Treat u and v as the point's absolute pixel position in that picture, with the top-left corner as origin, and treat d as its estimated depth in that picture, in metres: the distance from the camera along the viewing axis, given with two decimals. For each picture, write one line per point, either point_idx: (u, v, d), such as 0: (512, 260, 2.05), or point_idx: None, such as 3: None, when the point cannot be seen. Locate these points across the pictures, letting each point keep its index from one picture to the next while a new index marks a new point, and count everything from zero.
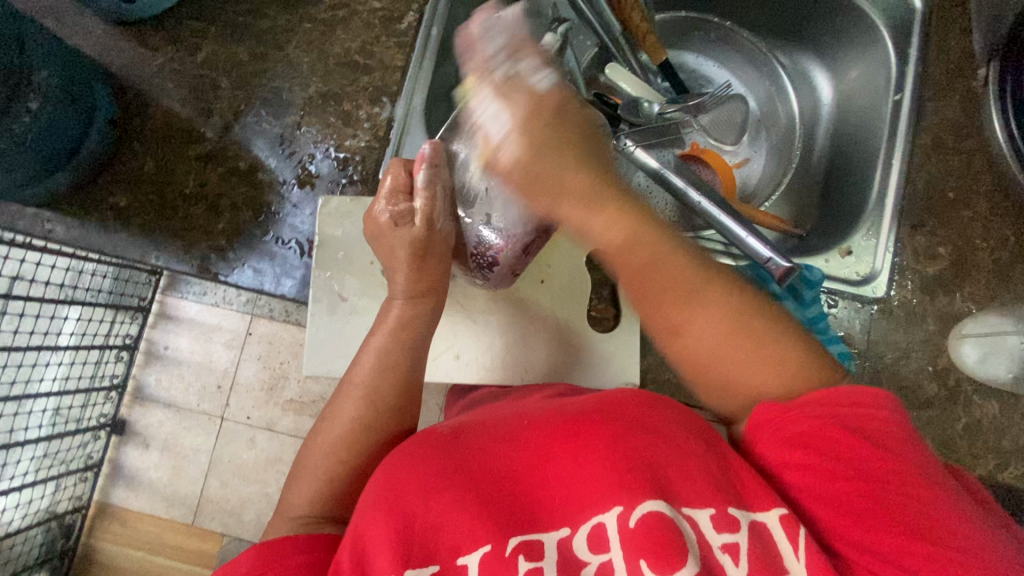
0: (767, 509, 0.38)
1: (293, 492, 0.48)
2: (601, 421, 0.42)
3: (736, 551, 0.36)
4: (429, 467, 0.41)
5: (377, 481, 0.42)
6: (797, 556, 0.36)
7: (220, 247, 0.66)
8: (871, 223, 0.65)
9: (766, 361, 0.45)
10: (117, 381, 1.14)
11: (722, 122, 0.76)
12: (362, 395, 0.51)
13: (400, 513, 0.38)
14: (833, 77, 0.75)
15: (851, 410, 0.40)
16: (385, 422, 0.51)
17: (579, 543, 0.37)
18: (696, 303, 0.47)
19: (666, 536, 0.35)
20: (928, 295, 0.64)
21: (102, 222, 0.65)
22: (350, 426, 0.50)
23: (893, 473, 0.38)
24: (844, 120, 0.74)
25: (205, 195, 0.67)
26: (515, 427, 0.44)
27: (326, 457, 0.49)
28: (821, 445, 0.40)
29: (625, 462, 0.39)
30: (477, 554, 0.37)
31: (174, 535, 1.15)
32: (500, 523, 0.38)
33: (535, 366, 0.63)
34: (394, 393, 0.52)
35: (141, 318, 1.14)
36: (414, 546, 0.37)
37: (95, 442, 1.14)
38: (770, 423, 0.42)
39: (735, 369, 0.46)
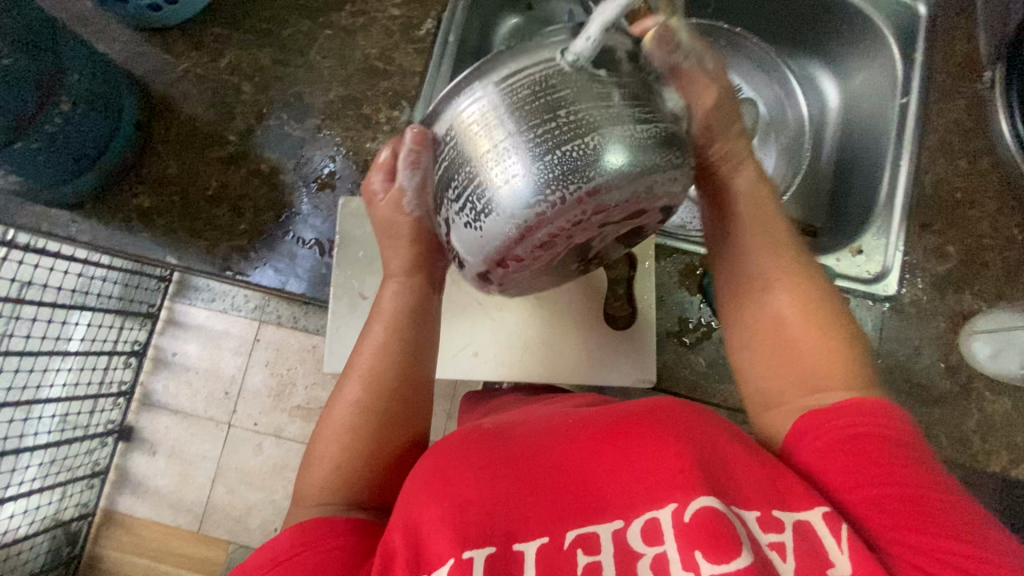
0: (810, 508, 0.40)
1: (308, 479, 0.49)
2: (644, 422, 0.44)
3: (782, 549, 0.37)
4: (477, 460, 0.44)
5: (427, 473, 0.44)
6: (839, 548, 0.38)
7: (242, 247, 0.67)
8: (879, 224, 0.67)
9: (831, 344, 0.49)
10: (125, 387, 1.15)
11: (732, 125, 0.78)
12: (362, 382, 0.52)
13: (451, 501, 0.41)
14: (840, 82, 0.77)
15: (879, 420, 0.43)
16: (385, 409, 0.52)
17: (634, 535, 0.38)
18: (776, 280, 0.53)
19: (717, 527, 0.37)
20: (938, 293, 0.65)
21: (127, 222, 0.67)
22: (351, 414, 0.51)
23: (918, 476, 0.40)
24: (852, 123, 0.75)
25: (228, 196, 0.68)
26: (558, 425, 0.46)
27: (331, 449, 0.50)
28: (850, 450, 0.42)
29: (677, 462, 0.40)
30: (533, 543, 0.39)
31: (179, 542, 1.14)
32: (556, 517, 0.40)
33: (552, 364, 0.63)
34: (392, 380, 0.53)
35: (150, 324, 1.15)
36: (468, 530, 0.39)
37: (102, 449, 1.14)
38: (807, 431, 0.45)
39: (792, 343, 0.51)
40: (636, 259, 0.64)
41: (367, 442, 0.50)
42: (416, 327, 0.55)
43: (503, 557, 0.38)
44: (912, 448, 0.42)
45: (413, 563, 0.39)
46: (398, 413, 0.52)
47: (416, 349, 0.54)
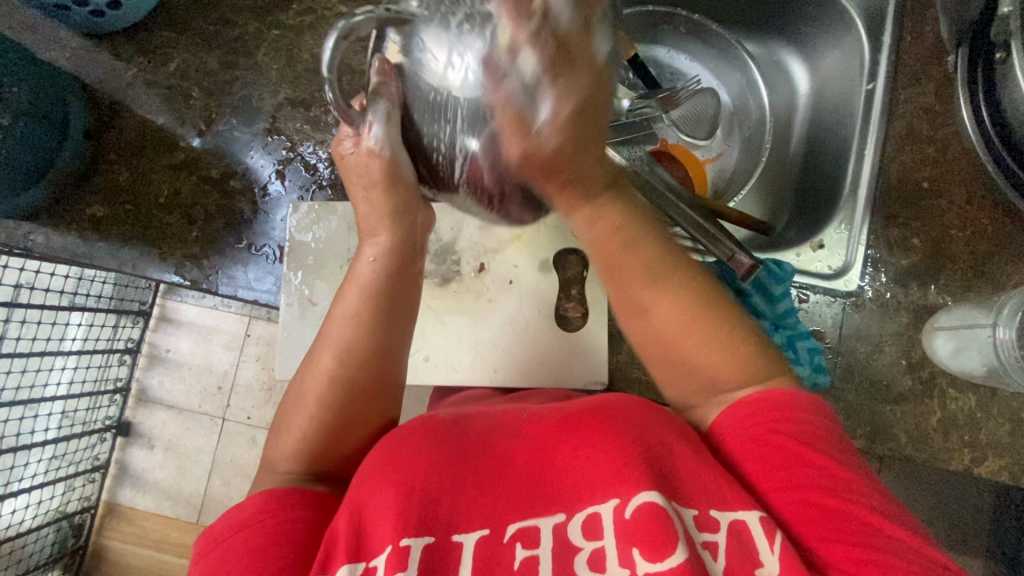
0: (746, 508, 0.39)
1: (280, 450, 0.47)
2: (599, 418, 0.44)
3: (715, 549, 0.38)
4: (433, 444, 0.43)
5: (375, 458, 0.43)
6: (770, 549, 0.37)
7: (195, 254, 0.67)
8: (843, 217, 0.65)
9: (721, 352, 0.46)
10: (121, 384, 1.19)
11: (691, 118, 0.74)
12: (340, 354, 0.48)
13: (401, 485, 0.40)
14: (810, 68, 0.74)
15: (798, 416, 0.43)
16: (370, 379, 0.49)
17: (573, 529, 0.39)
18: (674, 301, 0.47)
19: (656, 525, 0.36)
20: (902, 287, 0.64)
21: (81, 232, 0.67)
22: (329, 382, 0.48)
23: (837, 478, 0.40)
24: (821, 112, 0.73)
25: (179, 203, 0.68)
26: (508, 420, 0.47)
27: (306, 417, 0.47)
28: (776, 444, 0.42)
29: (622, 457, 0.41)
30: (473, 534, 0.39)
31: (178, 533, 1.18)
32: (498, 512, 0.40)
33: (506, 366, 0.63)
34: (375, 348, 0.49)
35: (142, 322, 1.19)
36: (414, 516, 0.38)
37: (102, 444, 1.19)
38: (730, 426, 0.44)
39: (701, 362, 0.46)
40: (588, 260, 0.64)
41: (346, 413, 0.48)
42: (398, 296, 0.51)
43: (442, 547, 0.38)
44: (831, 445, 0.42)
45: (355, 549, 0.37)
46: (379, 387, 0.49)
47: (405, 321, 0.52)
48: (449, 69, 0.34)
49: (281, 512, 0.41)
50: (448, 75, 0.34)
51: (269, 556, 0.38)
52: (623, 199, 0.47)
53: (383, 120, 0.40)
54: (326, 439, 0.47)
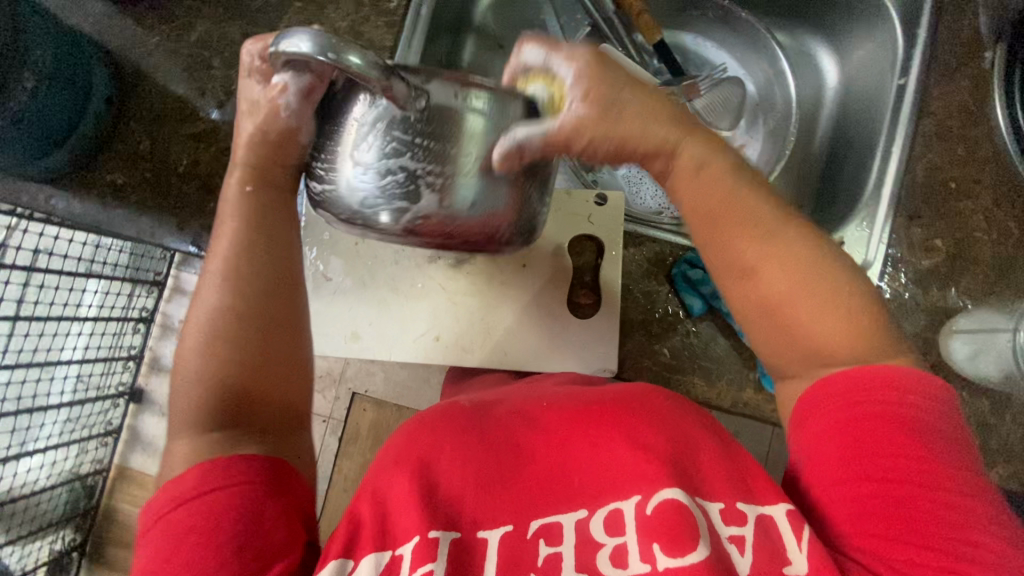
0: (774, 503, 0.40)
1: (177, 419, 0.42)
2: (618, 415, 0.44)
3: (741, 542, 0.38)
4: (454, 440, 0.43)
5: (399, 446, 0.44)
6: (799, 546, 0.37)
7: (212, 225, 0.67)
8: (865, 215, 0.64)
9: (832, 308, 0.42)
10: (135, 351, 1.22)
11: (717, 106, 0.73)
12: (217, 291, 0.45)
13: (427, 482, 0.40)
14: (838, 60, 0.72)
15: (896, 400, 0.39)
16: (254, 304, 0.46)
17: (596, 525, 0.39)
18: (780, 253, 0.43)
19: (679, 520, 0.37)
20: (922, 289, 0.62)
21: (100, 198, 0.67)
22: (209, 322, 0.45)
23: (926, 476, 0.37)
24: (849, 106, 0.71)
25: (198, 173, 0.68)
26: (524, 414, 0.47)
27: (192, 372, 0.43)
28: (861, 431, 0.39)
29: (645, 454, 0.41)
30: (498, 531, 0.39)
31: None
32: (519, 506, 0.40)
33: (516, 350, 0.63)
34: (256, 270, 0.46)
35: (156, 292, 1.19)
36: (437, 512, 0.39)
37: (114, 410, 1.22)
38: (814, 405, 0.41)
39: (802, 321, 0.43)
40: (604, 248, 0.63)
41: (236, 347, 0.44)
42: (275, 214, 0.48)
43: (467, 543, 0.38)
44: (931, 437, 0.38)
45: (381, 540, 0.38)
46: (268, 313, 0.46)
47: (287, 243, 0.49)
48: (354, 161, 0.39)
49: (233, 470, 0.39)
50: (359, 152, 0.39)
51: (227, 518, 0.37)
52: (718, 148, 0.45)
53: (303, 93, 0.41)
54: (217, 382, 0.43)
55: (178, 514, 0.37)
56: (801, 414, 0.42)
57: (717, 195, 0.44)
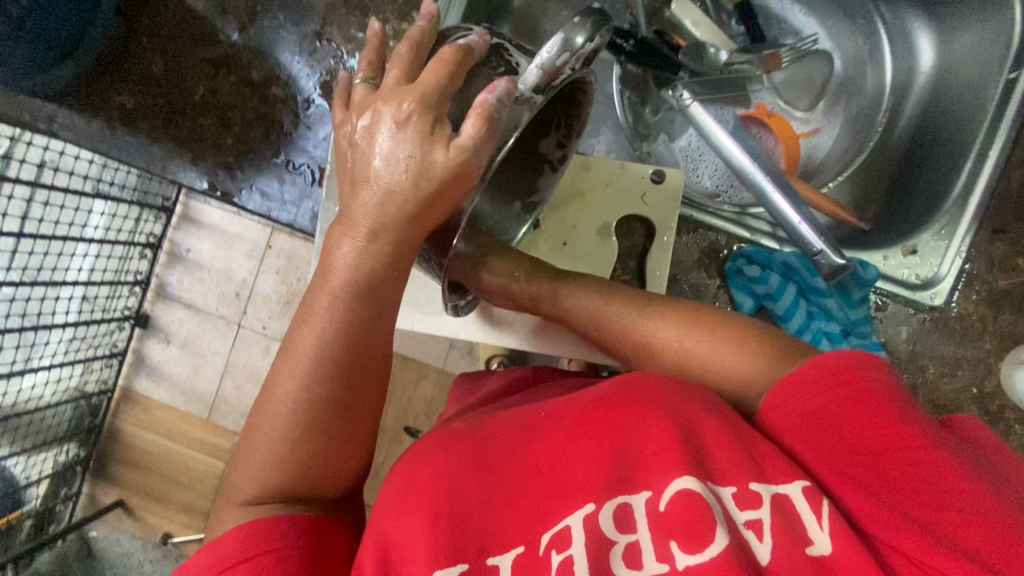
0: (789, 480, 0.35)
1: (240, 477, 0.41)
2: (617, 398, 0.40)
3: (760, 527, 0.33)
4: (450, 463, 0.41)
5: (394, 486, 0.42)
6: (821, 525, 0.33)
7: (228, 164, 0.62)
8: (944, 225, 0.58)
9: (724, 346, 0.44)
10: (141, 277, 1.21)
11: (795, 83, 0.65)
12: (304, 377, 0.40)
13: (424, 513, 0.37)
14: (940, 41, 0.61)
15: (854, 377, 0.36)
16: (340, 398, 0.41)
17: (605, 521, 0.35)
18: (656, 332, 0.48)
19: (693, 514, 0.33)
20: (992, 311, 0.58)
21: (108, 122, 0.61)
22: (294, 407, 0.40)
23: (895, 440, 0.34)
24: (944, 99, 0.61)
25: (215, 104, 0.62)
26: (525, 422, 0.44)
27: (265, 446, 0.40)
28: (816, 419, 0.37)
29: (649, 445, 0.37)
30: (508, 556, 0.36)
31: (191, 426, 1.24)
32: (529, 522, 0.37)
33: (546, 331, 0.59)
34: (348, 366, 0.41)
35: (165, 218, 1.20)
36: (442, 545, 0.35)
37: (120, 332, 1.23)
38: (776, 409, 0.39)
39: (704, 363, 0.44)
40: (655, 232, 0.59)
41: (322, 439, 0.41)
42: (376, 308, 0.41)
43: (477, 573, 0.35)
44: (893, 403, 0.35)
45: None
46: (353, 409, 0.42)
47: (380, 341, 0.42)
48: None
49: (272, 542, 0.37)
50: None
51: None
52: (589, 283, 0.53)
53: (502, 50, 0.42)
54: (294, 468, 0.40)
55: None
56: (770, 409, 0.39)
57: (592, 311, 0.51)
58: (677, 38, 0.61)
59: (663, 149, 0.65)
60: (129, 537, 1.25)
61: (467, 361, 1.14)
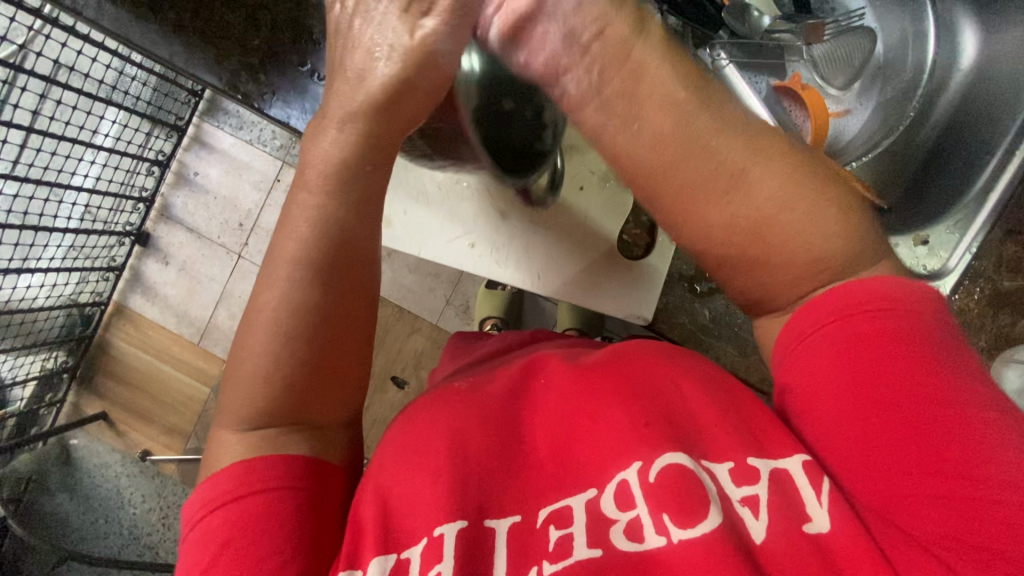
0: (789, 456, 0.37)
1: (228, 405, 0.42)
2: (608, 374, 0.43)
3: (755, 505, 0.36)
4: (451, 420, 0.42)
5: (392, 446, 0.43)
6: (820, 503, 0.35)
7: (252, 66, 0.61)
8: (958, 219, 0.58)
9: (813, 222, 0.37)
10: (146, 194, 1.22)
11: (837, 58, 0.63)
12: (287, 281, 0.41)
13: (428, 469, 0.39)
14: (984, 36, 0.61)
15: (888, 311, 0.35)
16: (323, 303, 0.41)
17: (605, 502, 0.37)
18: (734, 201, 0.37)
19: (685, 488, 0.35)
20: (993, 310, 0.58)
21: (135, 9, 0.60)
22: (281, 307, 0.41)
23: (924, 391, 0.33)
24: (979, 96, 0.61)
25: (246, 3, 0.61)
26: (523, 386, 0.46)
27: (251, 360, 0.41)
28: (850, 353, 0.35)
29: (643, 417, 0.39)
30: (506, 520, 0.38)
31: (180, 349, 1.24)
32: (525, 494, 0.39)
33: (552, 279, 0.59)
34: (330, 269, 0.41)
35: (176, 136, 1.22)
36: (446, 502, 0.37)
37: (119, 247, 1.23)
38: (804, 329, 0.38)
39: (782, 242, 0.38)
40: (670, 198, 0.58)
41: (301, 354, 0.41)
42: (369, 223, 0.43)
43: (477, 532, 0.37)
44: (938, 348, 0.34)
45: (382, 543, 0.36)
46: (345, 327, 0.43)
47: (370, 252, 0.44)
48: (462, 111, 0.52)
49: (268, 481, 0.38)
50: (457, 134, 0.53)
51: (263, 527, 0.37)
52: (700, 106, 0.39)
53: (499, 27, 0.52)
54: (294, 366, 0.41)
55: (216, 521, 0.37)
56: (791, 334, 0.39)
57: (676, 170, 0.38)
58: None
59: None
60: (109, 450, 1.27)
61: (461, 320, 1.15)
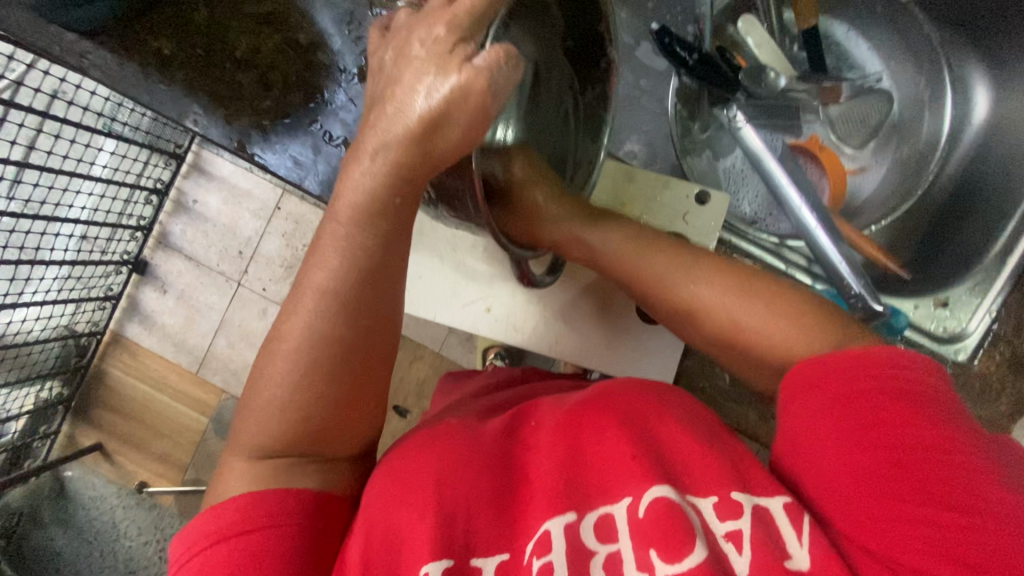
0: (770, 495, 0.35)
1: (244, 430, 0.40)
2: (606, 407, 0.40)
3: (739, 539, 0.33)
4: (441, 454, 0.39)
5: (379, 482, 0.40)
6: (799, 541, 0.33)
7: (262, 125, 0.60)
8: (977, 282, 0.57)
9: (778, 318, 0.41)
10: (143, 223, 1.20)
11: (851, 119, 0.64)
12: (312, 310, 0.39)
13: (416, 503, 0.37)
14: (997, 95, 0.60)
15: (881, 368, 0.35)
16: (348, 339, 0.40)
17: (587, 531, 0.35)
18: (687, 286, 0.46)
19: (672, 521, 0.33)
20: (1013, 373, 0.58)
21: (143, 67, 0.59)
22: (302, 340, 0.39)
23: (920, 444, 0.32)
24: (992, 154, 0.60)
25: (257, 62, 0.60)
26: (513, 424, 0.43)
27: (270, 388, 0.40)
28: (850, 403, 0.35)
29: (630, 449, 0.37)
30: (493, 559, 0.35)
31: (177, 379, 1.22)
32: (513, 530, 0.36)
33: (568, 342, 0.58)
34: (354, 304, 0.39)
35: (175, 165, 1.20)
36: (431, 539, 0.35)
37: (116, 275, 1.21)
38: (803, 381, 0.38)
39: (738, 330, 0.43)
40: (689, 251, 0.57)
41: (330, 390, 0.39)
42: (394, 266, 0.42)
43: (462, 572, 0.34)
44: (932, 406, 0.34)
45: None
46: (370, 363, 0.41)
47: (398, 286, 0.42)
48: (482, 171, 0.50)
49: (276, 516, 0.37)
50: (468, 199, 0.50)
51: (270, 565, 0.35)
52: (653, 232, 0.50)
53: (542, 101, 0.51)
54: (313, 399, 0.39)
55: (209, 558, 0.35)
56: (796, 382, 0.38)
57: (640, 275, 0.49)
58: (737, 58, 0.59)
59: (706, 164, 0.64)
60: (105, 482, 1.24)
61: (464, 348, 1.13)
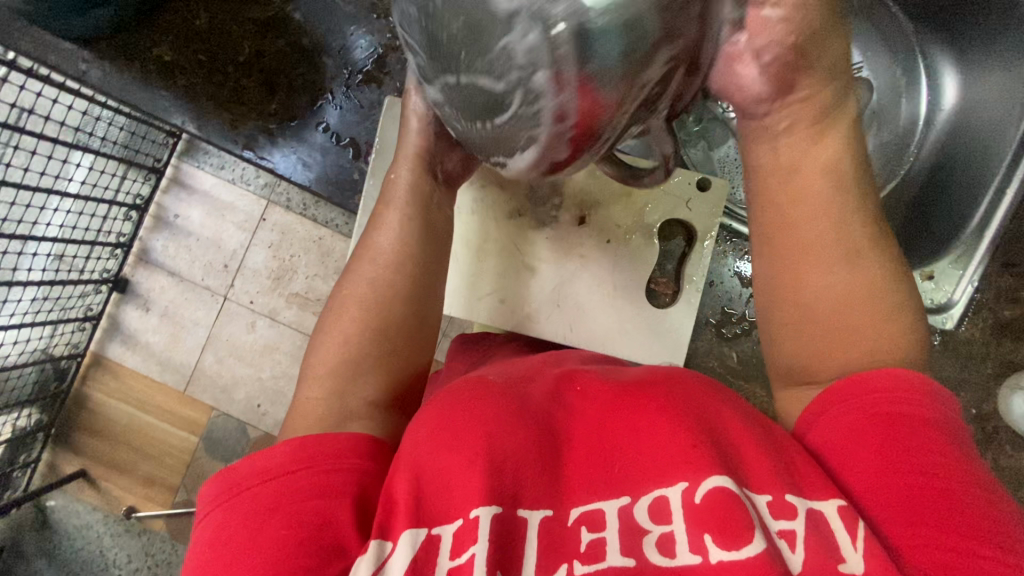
0: (825, 499, 0.36)
1: (322, 361, 0.47)
2: (653, 392, 0.41)
3: (792, 538, 0.34)
4: (493, 411, 0.40)
5: (424, 429, 0.40)
6: (853, 546, 0.33)
7: (269, 129, 0.60)
8: (960, 254, 0.61)
9: (884, 332, 0.43)
10: (123, 240, 1.16)
11: None
12: (387, 242, 0.51)
13: (465, 452, 0.37)
14: (965, 80, 0.65)
15: (911, 396, 0.39)
16: (415, 264, 0.51)
17: (640, 511, 0.36)
18: (847, 252, 0.44)
19: (730, 510, 0.34)
20: (996, 339, 0.63)
21: (143, 74, 0.59)
22: (381, 267, 0.50)
23: (945, 471, 0.35)
24: (958, 138, 0.65)
25: (261, 67, 0.60)
26: (560, 388, 0.44)
27: (352, 312, 0.49)
28: (878, 425, 0.38)
29: (689, 438, 0.37)
30: (537, 512, 0.36)
31: (164, 399, 1.18)
32: (558, 488, 0.37)
33: (584, 330, 0.59)
34: (419, 231, 0.52)
35: (154, 179, 1.16)
36: (483, 486, 0.35)
37: (94, 296, 1.17)
38: (844, 394, 0.41)
39: (855, 315, 0.43)
40: (694, 236, 0.60)
41: (393, 313, 0.49)
42: (427, 244, 0.52)
43: (510, 518, 0.35)
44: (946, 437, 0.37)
45: (415, 515, 0.35)
46: (409, 319, 0.50)
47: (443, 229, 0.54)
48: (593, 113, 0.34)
49: (316, 467, 0.39)
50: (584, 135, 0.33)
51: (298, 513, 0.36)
52: (853, 179, 0.45)
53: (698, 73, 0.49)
54: (391, 318, 0.49)
55: (254, 496, 0.37)
56: (833, 394, 0.41)
57: (808, 214, 0.45)
58: None
59: (704, 158, 0.67)
60: (89, 510, 1.19)
61: None
